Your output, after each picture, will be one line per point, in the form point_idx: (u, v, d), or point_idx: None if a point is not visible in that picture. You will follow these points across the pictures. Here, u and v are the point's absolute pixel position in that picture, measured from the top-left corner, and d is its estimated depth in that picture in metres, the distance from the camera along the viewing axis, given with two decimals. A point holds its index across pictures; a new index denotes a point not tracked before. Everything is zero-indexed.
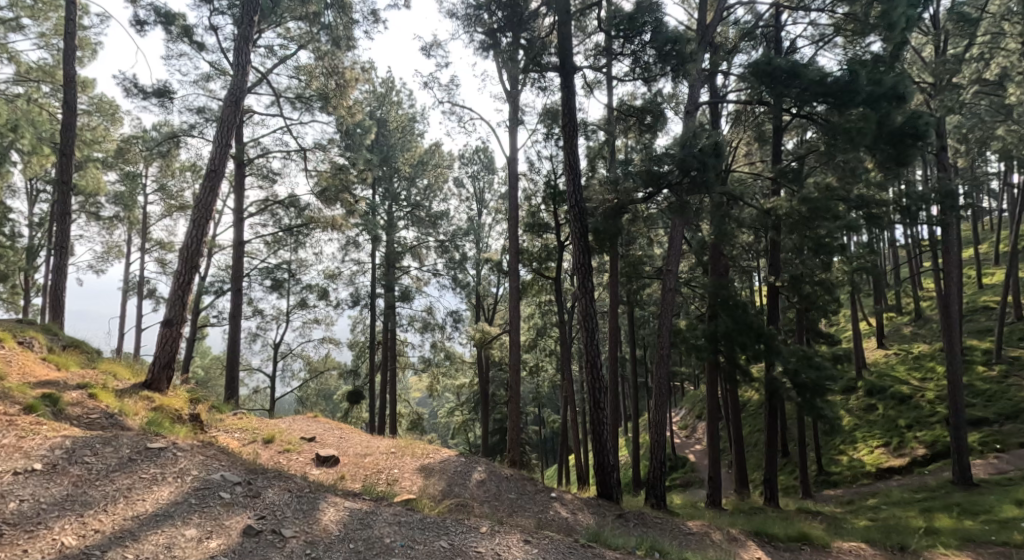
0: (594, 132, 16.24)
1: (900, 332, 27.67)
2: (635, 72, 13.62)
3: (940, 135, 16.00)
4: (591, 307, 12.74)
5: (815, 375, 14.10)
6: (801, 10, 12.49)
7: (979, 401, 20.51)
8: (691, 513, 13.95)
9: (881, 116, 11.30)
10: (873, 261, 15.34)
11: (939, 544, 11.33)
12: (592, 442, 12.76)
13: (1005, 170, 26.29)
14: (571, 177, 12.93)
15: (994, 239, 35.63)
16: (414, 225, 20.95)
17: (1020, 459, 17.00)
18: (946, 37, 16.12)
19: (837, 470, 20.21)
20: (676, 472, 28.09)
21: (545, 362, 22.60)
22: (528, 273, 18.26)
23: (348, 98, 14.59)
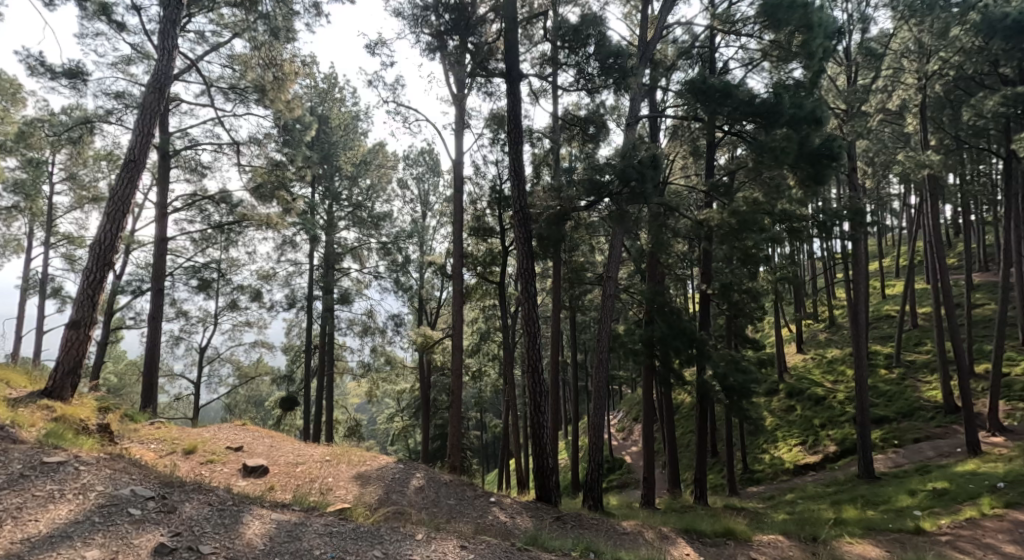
0: (540, 139, 16.67)
1: (816, 337, 29.23)
2: (579, 83, 14.09)
3: (851, 157, 17.17)
4: (533, 312, 13.07)
5: (742, 379, 14.83)
6: (732, 34, 13.21)
7: (881, 400, 21.90)
8: (627, 514, 14.43)
9: (802, 137, 12.07)
10: (793, 271, 16.25)
11: (846, 534, 12.18)
12: (532, 445, 13.06)
13: (905, 192, 28.33)
14: (516, 183, 13.26)
15: (896, 255, 38.29)
16: (355, 227, 20.90)
17: (914, 454, 18.26)
18: (857, 69, 17.34)
19: (760, 468, 21.13)
20: (614, 473, 28.83)
21: (488, 367, 22.80)
22: (472, 277, 18.53)
23: (287, 93, 14.51)
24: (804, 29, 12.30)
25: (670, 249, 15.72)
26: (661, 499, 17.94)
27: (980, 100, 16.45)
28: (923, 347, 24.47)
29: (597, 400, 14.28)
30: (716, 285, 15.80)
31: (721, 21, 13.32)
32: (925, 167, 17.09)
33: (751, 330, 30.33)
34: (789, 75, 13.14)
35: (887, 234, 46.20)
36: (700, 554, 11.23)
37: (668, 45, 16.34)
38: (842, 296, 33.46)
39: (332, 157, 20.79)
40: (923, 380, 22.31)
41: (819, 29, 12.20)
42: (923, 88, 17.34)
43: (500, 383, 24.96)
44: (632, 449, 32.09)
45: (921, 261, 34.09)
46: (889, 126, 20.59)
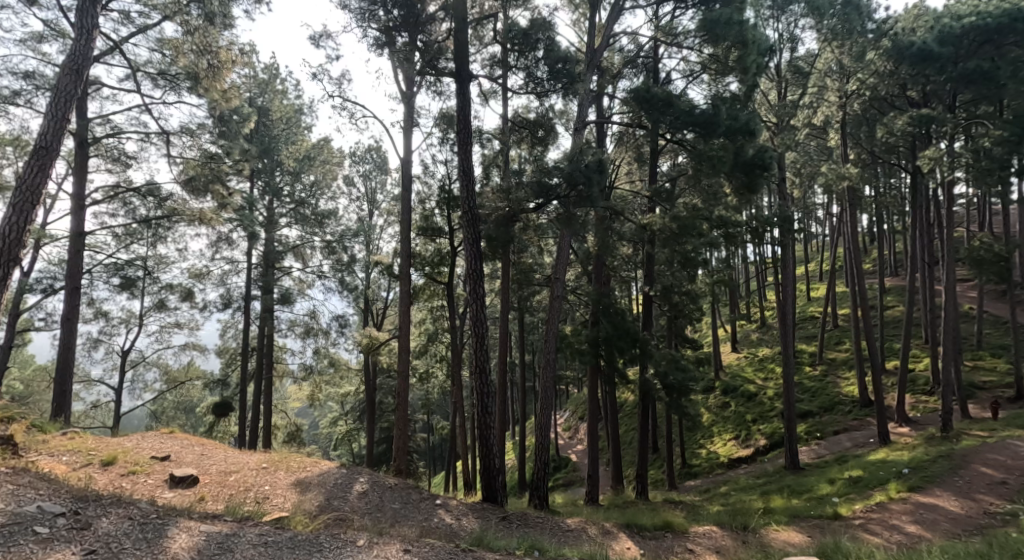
0: (489, 140, 16.91)
1: (748, 337, 30.48)
2: (528, 86, 14.39)
3: (781, 168, 18.03)
4: (481, 313, 13.26)
5: (681, 378, 15.42)
6: (674, 46, 13.73)
7: (805, 395, 22.97)
8: (571, 512, 14.78)
9: (737, 148, 12.65)
10: (729, 274, 16.96)
11: (774, 522, 12.84)
12: (479, 446, 13.25)
13: (828, 201, 29.89)
14: (464, 182, 13.50)
15: (819, 260, 40.35)
16: (299, 224, 20.71)
17: (834, 445, 19.26)
18: (788, 85, 18.33)
19: (697, 462, 21.78)
20: (559, 472, 29.28)
21: (436, 368, 22.91)
22: (420, 278, 18.61)
23: (223, 82, 13.64)
24: (740, 45, 12.94)
25: (616, 252, 16.15)
26: (605, 496, 18.37)
27: (892, 119, 17.98)
28: (842, 346, 25.94)
29: (544, 401, 14.57)
30: (657, 287, 16.36)
31: (664, 32, 13.84)
32: (844, 179, 18.15)
33: (689, 330, 31.35)
34: (726, 88, 13.80)
35: (811, 240, 48.56)
36: (640, 548, 11.63)
37: (614, 53, 16.79)
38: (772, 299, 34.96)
39: (273, 151, 20.45)
40: (843, 377, 23.53)
41: (754, 45, 12.87)
42: (843, 106, 18.56)
43: (447, 385, 25.04)
44: (577, 447, 32.72)
45: (842, 266, 36.04)
46: (816, 139, 21.63)
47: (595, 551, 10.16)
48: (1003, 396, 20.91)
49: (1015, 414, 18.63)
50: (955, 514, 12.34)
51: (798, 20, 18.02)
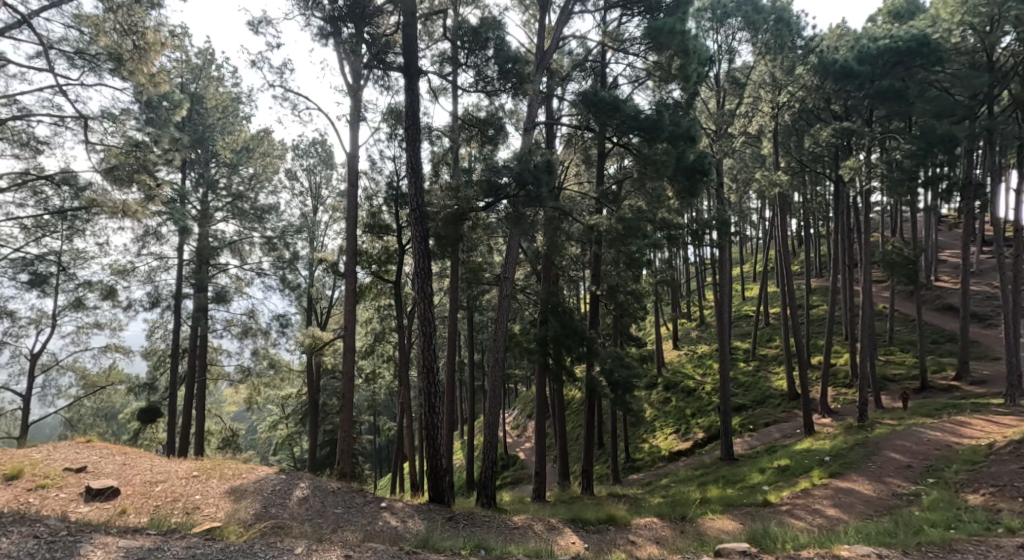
0: (438, 138, 16.95)
1: (689, 335, 31.44)
2: (478, 85, 14.53)
3: (719, 174, 18.74)
4: (429, 312, 13.33)
5: (625, 374, 15.84)
6: (621, 51, 14.16)
7: (739, 390, 23.90)
8: (518, 509, 15.01)
9: (679, 153, 13.13)
10: (672, 275, 17.54)
11: (710, 511, 13.39)
12: (426, 447, 13.31)
13: (761, 207, 31.09)
14: (413, 180, 13.47)
15: (754, 261, 41.94)
16: (236, 218, 20.26)
17: (765, 436, 20.10)
18: (727, 95, 19.00)
19: (640, 456, 22.31)
20: (508, 470, 29.53)
21: (383, 368, 22.83)
22: (367, 277, 18.50)
23: (150, 65, 12.65)
24: (682, 54, 13.43)
25: (564, 252, 16.42)
26: (551, 492, 18.66)
27: (817, 130, 18.91)
28: (773, 342, 27.14)
29: (493, 400, 14.73)
30: (604, 287, 16.79)
31: (611, 38, 14.27)
32: (776, 186, 19.00)
33: (634, 329, 32.12)
34: (669, 95, 14.36)
35: (746, 243, 50.41)
36: (584, 542, 11.92)
37: (564, 55, 17.09)
38: (710, 300, 36.11)
39: (207, 141, 19.97)
40: (773, 371, 24.60)
41: (695, 55, 13.43)
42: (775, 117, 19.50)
43: (394, 386, 24.92)
44: (525, 445, 33.06)
45: (775, 267, 37.59)
46: (750, 147, 22.45)
47: (539, 548, 10.32)
48: (908, 387, 22.35)
49: (923, 404, 19.93)
50: (869, 497, 13.13)
51: (735, 33, 18.74)
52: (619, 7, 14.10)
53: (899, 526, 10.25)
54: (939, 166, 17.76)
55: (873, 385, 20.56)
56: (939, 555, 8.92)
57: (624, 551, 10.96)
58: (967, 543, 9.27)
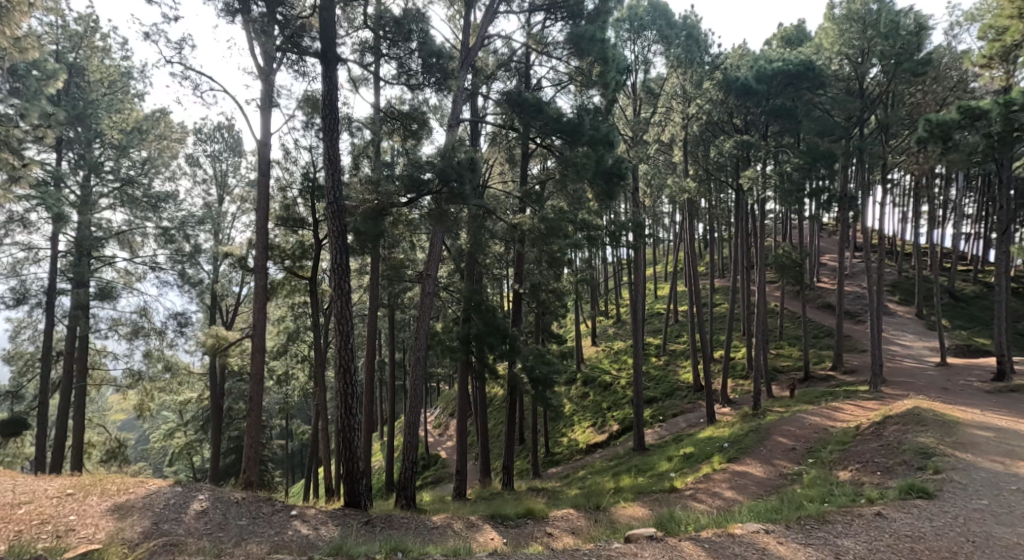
0: (359, 130, 16.82)
1: (607, 332, 32.42)
2: (399, 77, 14.40)
3: (634, 179, 19.52)
4: (346, 310, 13.24)
5: (545, 371, 16.30)
6: (545, 54, 14.49)
7: (650, 383, 24.89)
8: (438, 509, 15.09)
9: (599, 157, 13.66)
10: (592, 275, 18.22)
11: (622, 500, 14.02)
12: (342, 449, 13.16)
13: (672, 211, 32.46)
14: (330, 171, 13.32)
15: (664, 264, 43.68)
16: (126, 206, 18.24)
17: (673, 426, 21.05)
18: (641, 104, 19.79)
19: (559, 450, 22.83)
20: (428, 470, 29.52)
21: (296, 369, 22.34)
22: (280, 273, 18.06)
23: (15, 26, 11.97)
24: (602, 61, 14.12)
25: (487, 251, 16.60)
26: (472, 489, 18.83)
27: (721, 141, 19.98)
28: (681, 338, 28.47)
29: (413, 400, 14.80)
30: (527, 286, 17.16)
31: (536, 41, 14.54)
32: (685, 192, 19.89)
33: (556, 326, 32.89)
34: (590, 100, 14.72)
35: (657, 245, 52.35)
36: (502, 538, 12.18)
37: (489, 55, 17.29)
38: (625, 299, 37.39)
39: (88, 119, 17.65)
40: (681, 365, 25.83)
41: (613, 63, 14.12)
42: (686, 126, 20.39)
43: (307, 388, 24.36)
44: (447, 444, 33.13)
45: (685, 269, 39.28)
46: (663, 154, 23.37)
47: (456, 546, 10.42)
48: (795, 377, 23.82)
49: (804, 392, 21.68)
50: (760, 477, 14.14)
51: (650, 45, 19.54)
52: (543, 11, 14.32)
53: (784, 502, 11.07)
54: (822, 179, 19.47)
55: (762, 376, 22.04)
56: (815, 527, 9.74)
57: (541, 543, 11.30)
58: (837, 514, 10.18)
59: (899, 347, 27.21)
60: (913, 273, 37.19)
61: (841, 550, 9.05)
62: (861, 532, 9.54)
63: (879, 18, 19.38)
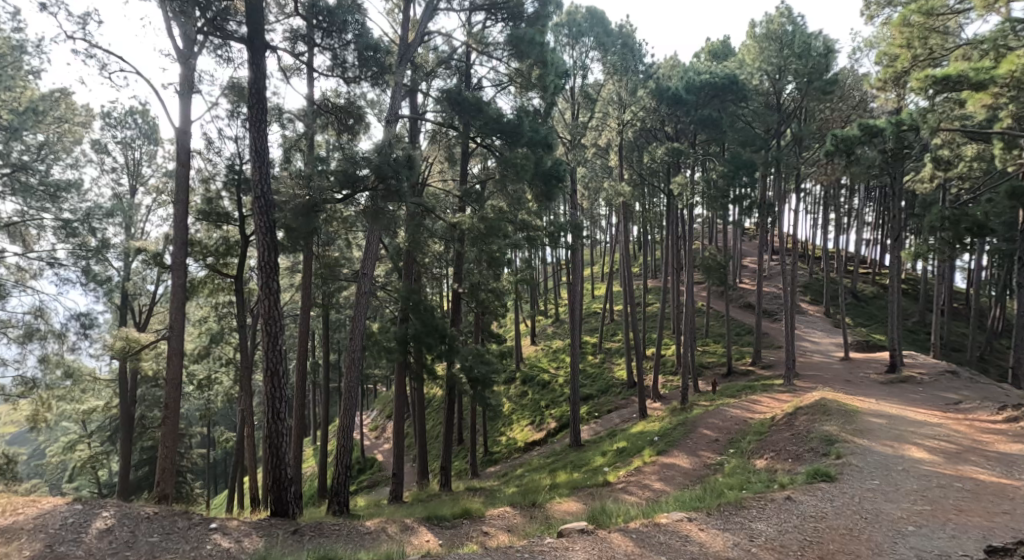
0: (291, 121, 16.19)
1: (546, 331, 32.96)
2: (334, 70, 14.15)
3: (573, 181, 19.97)
4: (275, 310, 12.86)
5: (485, 370, 16.45)
6: (485, 55, 14.60)
7: (587, 380, 25.40)
8: (372, 514, 15.02)
9: (537, 158, 13.97)
10: (531, 275, 18.60)
11: (558, 495, 14.34)
12: (268, 456, 12.91)
13: (609, 214, 33.27)
14: (257, 164, 13.09)
15: (599, 265, 44.57)
16: (18, 194, 16.66)
17: (608, 421, 21.53)
18: (579, 107, 20.28)
19: (498, 449, 22.96)
20: (365, 474, 29.25)
21: (218, 374, 21.63)
22: (201, 271, 17.34)
23: None
24: (541, 64, 14.37)
25: (425, 250, 16.60)
26: (409, 492, 18.75)
27: (654, 148, 20.61)
28: (616, 337, 29.21)
29: (348, 403, 14.67)
30: (465, 285, 17.29)
31: (476, 41, 14.65)
32: (620, 195, 20.41)
33: (495, 325, 33.28)
34: (529, 102, 15.00)
35: (592, 248, 53.40)
36: (438, 539, 12.22)
37: (429, 50, 17.29)
38: (563, 298, 38.03)
39: None
40: (617, 362, 26.53)
41: (552, 67, 14.43)
42: (621, 132, 20.93)
43: (232, 392, 23.61)
44: (384, 446, 32.98)
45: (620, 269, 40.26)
46: (599, 158, 23.90)
47: (389, 551, 10.41)
48: (718, 372, 24.86)
49: (726, 386, 22.59)
50: (687, 468, 14.70)
51: (588, 51, 19.92)
52: (484, 11, 14.46)
53: (706, 491, 11.54)
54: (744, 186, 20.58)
55: (689, 371, 22.77)
56: (733, 512, 10.20)
57: (477, 542, 11.46)
58: (752, 499, 10.68)
59: (809, 342, 28.71)
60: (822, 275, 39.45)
61: (756, 533, 9.51)
62: (774, 515, 10.04)
63: (793, 39, 20.41)
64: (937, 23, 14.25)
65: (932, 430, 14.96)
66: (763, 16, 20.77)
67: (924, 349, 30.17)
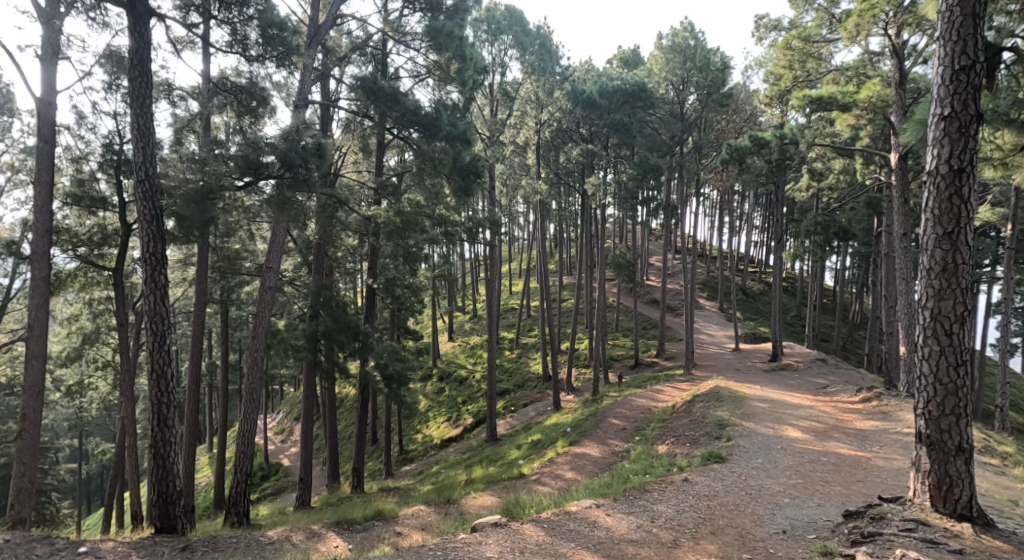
0: (182, 100, 14.74)
1: (462, 327, 33.22)
2: (232, 46, 13.30)
3: (492, 177, 20.23)
4: (161, 307, 11.51)
5: (400, 368, 16.45)
6: (402, 44, 14.51)
7: (504, 375, 25.74)
8: (275, 522, 14.53)
9: (455, 153, 14.03)
10: (448, 271, 18.80)
11: (473, 491, 14.50)
12: (154, 468, 11.52)
13: (527, 212, 33.80)
14: (140, 144, 11.54)
15: (517, 263, 45.14)
16: None
17: (524, 415, 21.89)
18: (496, 104, 20.44)
19: (413, 448, 22.90)
20: (268, 480, 28.38)
21: (98, 379, 20.21)
22: (71, 263, 15.55)
23: None
24: (460, 58, 14.38)
25: (337, 244, 16.24)
26: (319, 495, 18.40)
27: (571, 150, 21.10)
28: (532, 332, 29.70)
29: (248, 406, 14.04)
30: (381, 280, 17.17)
31: (393, 29, 14.50)
32: (537, 193, 20.76)
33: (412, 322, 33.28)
34: (448, 95, 14.90)
35: (506, 246, 53.89)
36: (348, 543, 12.06)
37: (342, 34, 16.92)
38: (480, 294, 38.38)
39: None
40: (533, 357, 27.00)
41: (471, 62, 14.48)
42: (538, 132, 21.25)
43: (109, 402, 22.00)
44: (290, 450, 32.16)
45: (535, 267, 40.88)
46: (517, 155, 24.22)
47: None
48: (626, 365, 25.80)
49: (631, 378, 23.38)
50: (597, 458, 15.21)
51: (507, 49, 20.16)
52: None
53: (613, 478, 12.00)
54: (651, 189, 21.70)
55: (601, 363, 23.44)
56: (637, 496, 10.67)
57: (388, 543, 11.46)
58: (655, 483, 11.20)
59: (705, 336, 30.10)
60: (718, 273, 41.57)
61: (656, 515, 9.97)
62: (673, 498, 10.57)
63: (695, 53, 21.44)
64: (813, 48, 15.79)
65: (804, 412, 16.16)
66: (669, 29, 21.58)
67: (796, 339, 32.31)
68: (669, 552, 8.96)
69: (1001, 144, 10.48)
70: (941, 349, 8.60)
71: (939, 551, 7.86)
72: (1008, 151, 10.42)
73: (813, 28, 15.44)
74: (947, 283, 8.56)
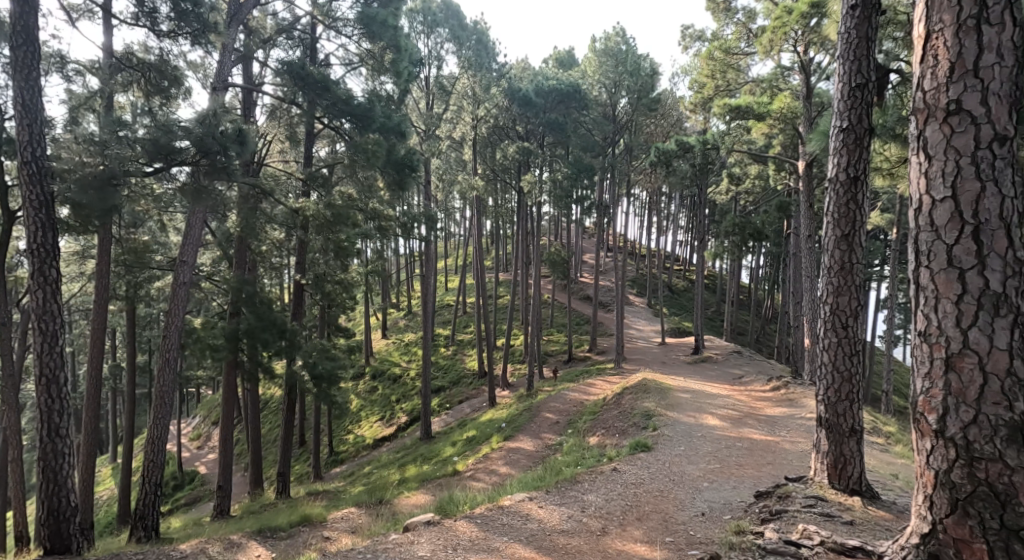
0: (76, 73, 13.20)
1: (396, 324, 33.01)
2: (138, 19, 12.48)
3: (427, 171, 20.19)
4: (50, 303, 10.51)
5: (330, 366, 16.20)
6: (333, 30, 14.26)
7: (439, 371, 25.73)
8: (191, 534, 13.97)
9: (389, 147, 13.96)
10: (382, 266, 18.68)
11: (406, 490, 14.45)
12: (44, 483, 10.50)
13: (463, 208, 33.83)
14: (24, 124, 10.40)
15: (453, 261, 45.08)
16: None
17: (459, 412, 21.97)
18: (431, 98, 20.41)
19: (344, 448, 22.57)
20: (182, 491, 27.36)
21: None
22: None
23: None
24: (393, 49, 14.28)
25: (259, 237, 15.75)
26: (241, 502, 17.89)
27: (506, 147, 21.17)
28: (468, 329, 29.78)
29: (160, 410, 13.38)
30: (309, 277, 16.78)
31: (323, 13, 14.27)
32: (473, 189, 20.81)
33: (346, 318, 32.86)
34: (381, 86, 14.83)
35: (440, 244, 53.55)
36: (271, 553, 11.72)
37: (265, 15, 16.09)
38: (416, 291, 38.19)
39: None
40: (468, 354, 27.03)
41: (405, 53, 14.39)
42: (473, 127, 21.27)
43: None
44: (210, 456, 31.06)
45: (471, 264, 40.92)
46: (452, 151, 24.20)
47: None
48: (561, 359, 26.20)
49: (565, 373, 23.82)
50: (529, 452, 15.45)
51: (443, 43, 20.16)
52: None
53: (546, 471, 12.21)
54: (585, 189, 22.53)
55: (533, 359, 23.74)
56: (568, 488, 10.92)
57: (315, 549, 11.29)
58: (585, 474, 11.47)
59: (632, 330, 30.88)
60: (647, 272, 42.59)
61: (587, 505, 10.21)
62: (603, 488, 10.85)
63: (626, 57, 21.99)
64: (733, 60, 16.30)
65: (723, 401, 16.81)
66: (602, 33, 21.99)
67: (717, 334, 33.56)
68: (599, 540, 9.17)
69: (888, 156, 11.44)
70: (838, 339, 9.17)
71: (833, 523, 8.23)
72: (893, 163, 11.40)
73: (734, 41, 16.00)
74: (844, 280, 9.12)
